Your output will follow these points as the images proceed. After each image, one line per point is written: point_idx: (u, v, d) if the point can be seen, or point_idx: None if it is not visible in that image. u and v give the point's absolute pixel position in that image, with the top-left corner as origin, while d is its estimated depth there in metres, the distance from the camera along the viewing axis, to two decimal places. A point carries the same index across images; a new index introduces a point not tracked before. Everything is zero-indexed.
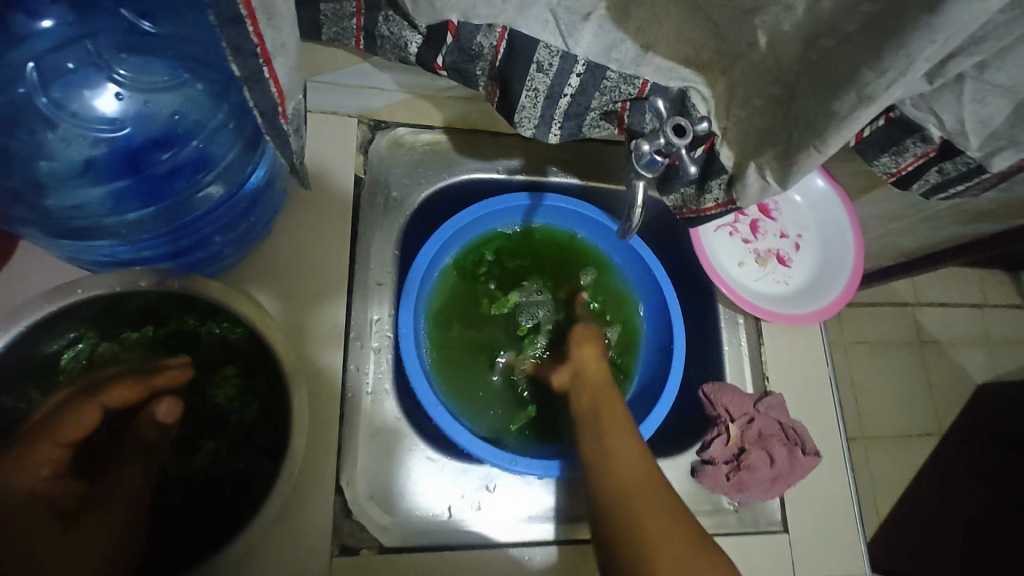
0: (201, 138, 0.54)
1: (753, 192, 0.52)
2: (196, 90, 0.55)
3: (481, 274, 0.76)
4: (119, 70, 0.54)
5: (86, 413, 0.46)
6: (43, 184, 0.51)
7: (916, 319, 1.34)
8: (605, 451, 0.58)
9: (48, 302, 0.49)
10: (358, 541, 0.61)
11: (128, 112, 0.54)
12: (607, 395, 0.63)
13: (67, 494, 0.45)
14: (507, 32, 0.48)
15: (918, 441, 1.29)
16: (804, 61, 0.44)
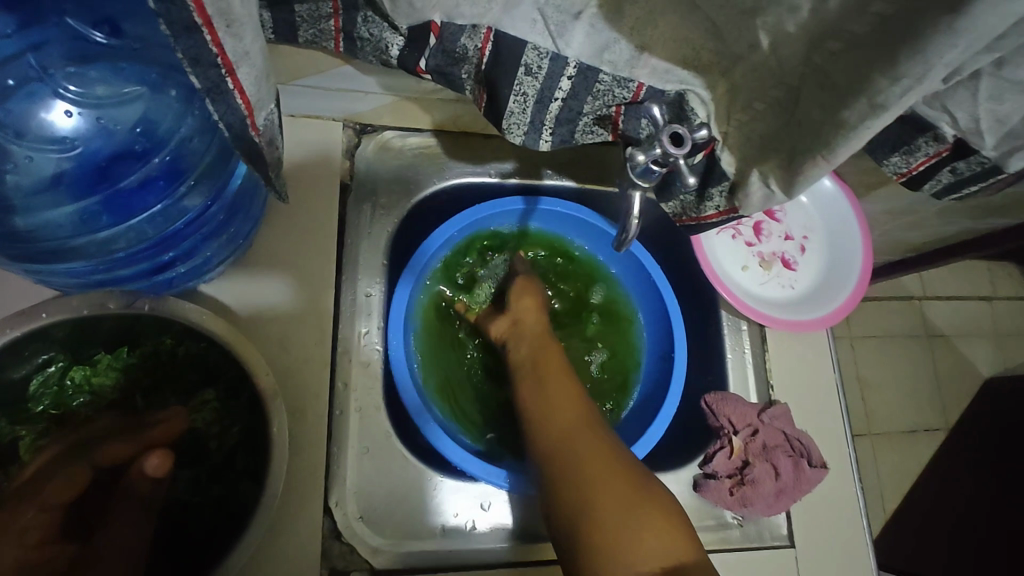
0: (168, 150, 0.52)
1: (756, 201, 0.50)
2: (155, 100, 0.52)
3: (474, 280, 0.73)
4: (68, 86, 0.51)
5: (75, 472, 0.44)
6: (11, 206, 0.49)
7: (924, 312, 1.31)
8: (543, 404, 0.58)
9: (12, 329, 0.46)
10: (347, 563, 0.59)
11: (86, 130, 0.52)
12: (543, 350, 0.63)
13: (58, 559, 0.42)
14: (493, 33, 0.45)
15: (924, 437, 1.27)
16: (809, 63, 0.40)
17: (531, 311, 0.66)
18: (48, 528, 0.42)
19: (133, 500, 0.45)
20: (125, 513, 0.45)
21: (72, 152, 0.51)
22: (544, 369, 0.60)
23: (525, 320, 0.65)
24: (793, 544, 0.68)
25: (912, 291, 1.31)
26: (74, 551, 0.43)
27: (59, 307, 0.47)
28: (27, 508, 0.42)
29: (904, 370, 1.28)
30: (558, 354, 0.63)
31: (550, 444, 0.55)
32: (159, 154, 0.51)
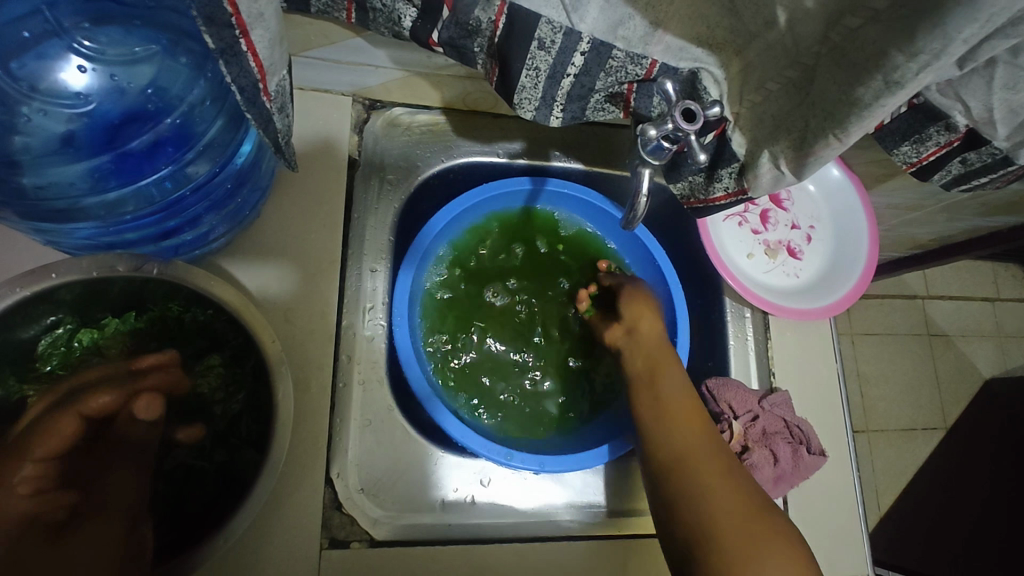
0: (183, 109, 0.52)
1: (765, 182, 0.50)
2: (169, 62, 0.52)
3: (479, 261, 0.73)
4: (83, 41, 0.51)
5: (60, 422, 0.43)
6: (18, 162, 0.49)
7: (926, 312, 1.31)
8: (668, 420, 0.60)
9: (19, 287, 0.46)
10: (348, 533, 0.59)
11: (97, 87, 0.52)
12: (667, 369, 0.63)
13: (57, 506, 0.41)
14: (507, 6, 0.45)
15: (922, 434, 1.27)
16: (827, 41, 0.40)
17: (650, 323, 0.66)
18: (45, 477, 0.41)
19: (126, 448, 0.46)
20: (121, 461, 0.45)
21: (84, 112, 0.52)
22: (662, 384, 0.62)
23: (643, 329, 0.66)
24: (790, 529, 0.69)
25: (915, 290, 1.31)
26: (73, 499, 0.42)
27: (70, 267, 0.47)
28: (17, 463, 0.41)
29: (904, 368, 1.28)
30: (674, 369, 0.63)
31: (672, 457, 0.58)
32: (168, 115, 0.52)
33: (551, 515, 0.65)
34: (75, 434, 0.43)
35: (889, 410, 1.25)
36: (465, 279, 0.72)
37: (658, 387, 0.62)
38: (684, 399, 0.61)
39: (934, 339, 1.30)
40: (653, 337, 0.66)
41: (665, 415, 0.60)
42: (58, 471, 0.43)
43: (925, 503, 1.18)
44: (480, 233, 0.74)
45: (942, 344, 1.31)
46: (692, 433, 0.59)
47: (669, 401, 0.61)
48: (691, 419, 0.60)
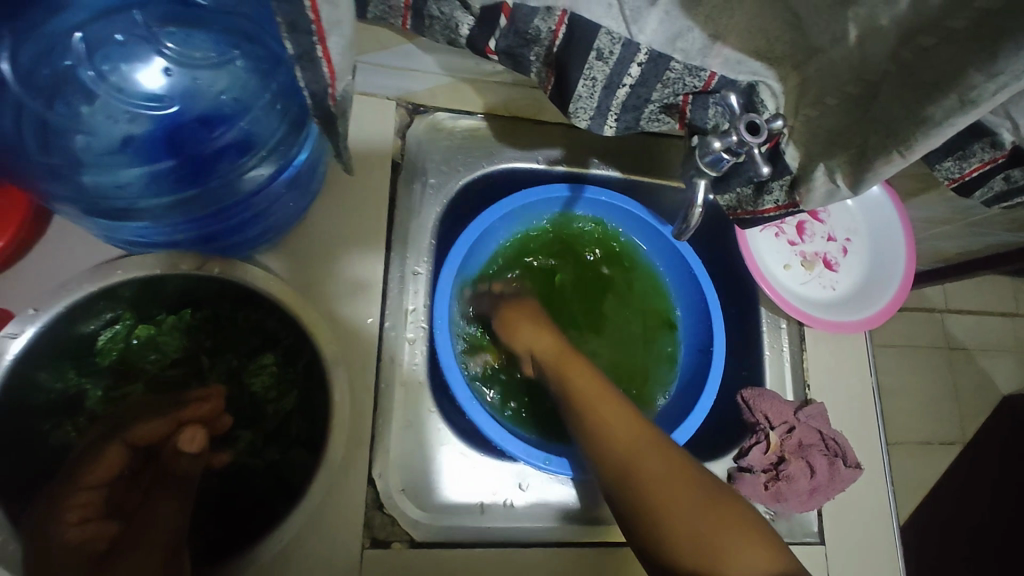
0: (253, 114, 0.53)
1: (819, 196, 0.50)
2: (242, 69, 0.53)
3: (512, 266, 0.74)
4: (167, 45, 0.53)
5: (110, 451, 0.45)
6: (85, 160, 0.50)
7: (946, 325, 1.30)
8: (598, 426, 0.56)
9: (87, 283, 0.48)
10: (389, 533, 0.59)
11: (174, 88, 0.53)
12: (576, 374, 0.60)
13: (100, 536, 0.42)
14: (568, 16, 0.45)
15: (940, 449, 1.26)
16: (896, 59, 0.41)
17: (541, 336, 0.64)
18: (94, 505, 0.43)
19: (169, 479, 0.45)
20: (163, 492, 0.44)
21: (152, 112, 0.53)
22: (578, 388, 0.59)
23: (546, 347, 0.63)
24: (824, 541, 0.69)
25: (935, 303, 1.29)
26: (117, 530, 0.43)
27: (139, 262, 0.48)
28: (71, 490, 0.43)
29: (924, 382, 1.28)
30: (580, 370, 0.60)
31: (612, 470, 0.54)
32: (237, 120, 0.53)
33: (585, 521, 0.65)
34: (122, 464, 0.45)
35: (908, 424, 1.25)
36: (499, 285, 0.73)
37: (574, 398, 0.59)
38: (604, 400, 0.58)
39: (953, 353, 1.30)
40: (549, 350, 0.63)
41: (597, 425, 0.56)
42: (109, 499, 0.44)
43: (943, 519, 1.17)
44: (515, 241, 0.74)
45: (962, 358, 1.30)
46: (624, 435, 0.55)
47: (592, 406, 0.57)
48: (618, 418, 0.56)
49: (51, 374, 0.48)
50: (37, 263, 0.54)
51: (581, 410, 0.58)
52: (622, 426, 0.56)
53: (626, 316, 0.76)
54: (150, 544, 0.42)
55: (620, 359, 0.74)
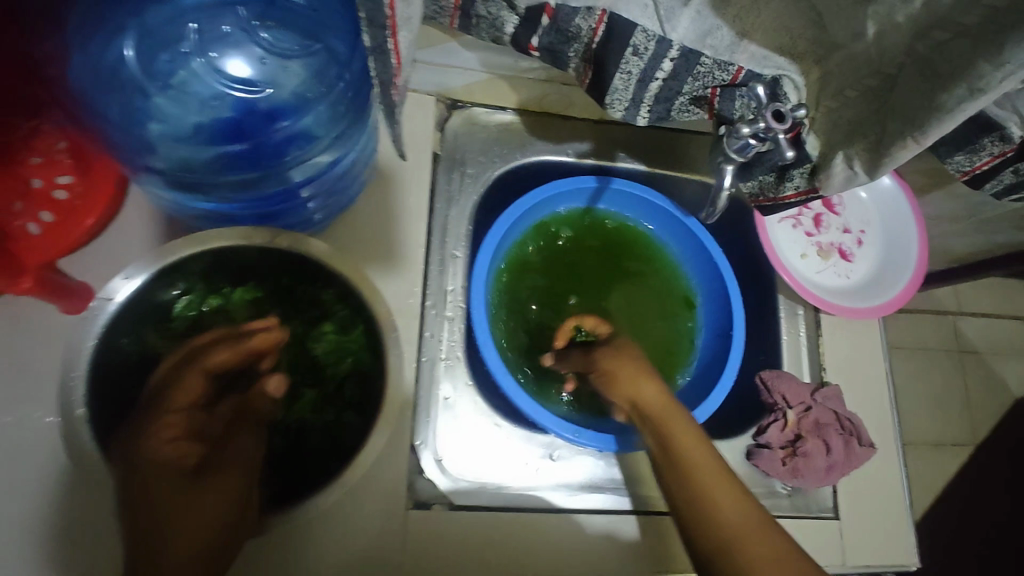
0: (325, 107, 0.57)
1: (837, 182, 0.53)
2: (319, 59, 0.57)
3: (542, 254, 0.78)
4: (263, 36, 0.58)
5: (191, 379, 0.49)
6: (172, 137, 0.55)
7: (957, 327, 1.32)
8: (702, 493, 0.56)
9: (184, 246, 0.53)
10: (430, 496, 0.64)
11: (263, 76, 0.58)
12: (684, 440, 0.58)
13: (186, 456, 0.48)
14: (608, 15, 0.49)
15: (952, 450, 1.28)
16: (912, 52, 0.45)
17: (648, 389, 0.61)
18: (182, 426, 0.48)
19: (250, 414, 0.51)
20: (244, 427, 0.51)
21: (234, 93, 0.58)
22: (681, 447, 0.58)
23: (652, 402, 0.60)
24: (839, 517, 0.72)
25: (947, 305, 1.32)
26: (202, 450, 0.49)
27: (221, 237, 0.53)
28: (161, 412, 0.48)
29: (935, 383, 1.30)
30: (684, 432, 0.59)
31: (713, 541, 0.54)
32: (306, 111, 0.57)
33: (612, 492, 0.68)
34: (202, 391, 0.50)
35: (920, 424, 1.27)
36: (531, 271, 0.78)
37: (679, 457, 0.57)
38: (705, 463, 0.57)
39: (965, 355, 1.32)
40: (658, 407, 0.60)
41: (701, 493, 0.56)
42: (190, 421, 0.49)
43: None
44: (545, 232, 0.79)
45: (973, 360, 1.32)
46: (729, 509, 0.55)
47: (696, 470, 0.57)
48: (721, 486, 0.56)
49: (131, 337, 0.53)
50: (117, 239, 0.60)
51: (681, 472, 0.57)
52: (725, 495, 0.55)
53: (648, 301, 0.80)
54: (233, 470, 0.48)
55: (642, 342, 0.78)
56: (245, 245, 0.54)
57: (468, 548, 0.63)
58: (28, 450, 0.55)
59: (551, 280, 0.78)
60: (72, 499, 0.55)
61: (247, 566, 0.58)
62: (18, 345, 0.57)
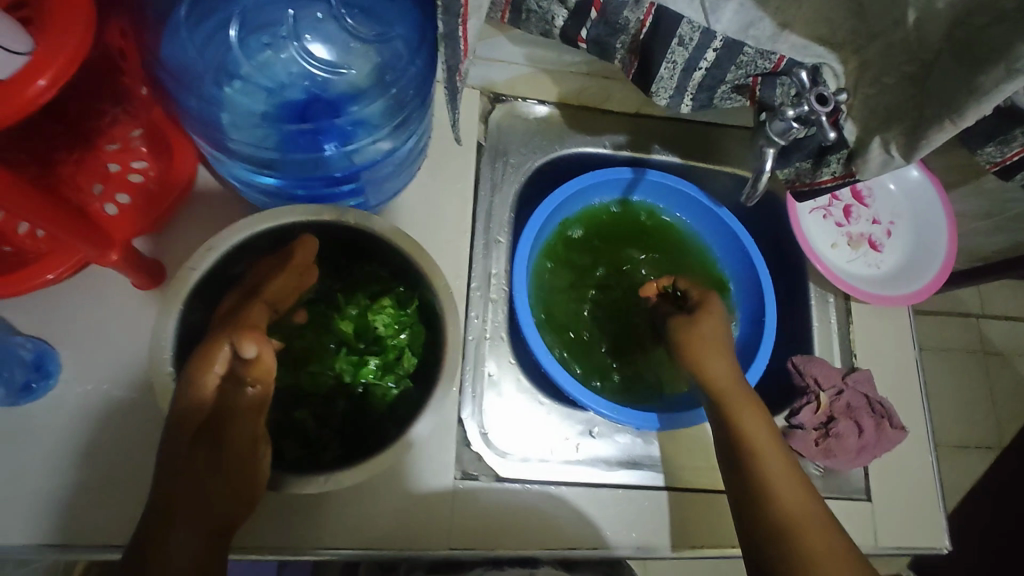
0: (383, 97, 0.60)
1: (874, 166, 0.56)
2: (396, 47, 0.59)
3: (577, 244, 0.82)
4: (348, 19, 0.60)
5: (256, 309, 0.50)
6: (249, 113, 0.59)
7: (981, 330, 1.33)
8: (765, 476, 0.59)
9: (260, 223, 0.55)
10: (476, 468, 0.67)
11: (343, 60, 0.61)
12: (757, 432, 0.61)
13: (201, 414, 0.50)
14: (656, 7, 0.53)
15: (976, 452, 1.29)
16: (950, 39, 0.47)
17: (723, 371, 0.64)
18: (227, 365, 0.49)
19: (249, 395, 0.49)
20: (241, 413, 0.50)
21: (300, 76, 0.60)
22: (748, 432, 0.61)
23: (724, 382, 0.64)
24: (870, 498, 0.74)
25: (971, 308, 1.33)
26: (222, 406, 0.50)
27: (286, 215, 0.56)
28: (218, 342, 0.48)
29: (960, 385, 1.31)
30: (756, 423, 0.62)
31: (769, 522, 0.57)
32: (364, 100, 0.60)
33: (649, 468, 0.71)
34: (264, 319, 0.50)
35: (944, 425, 1.28)
36: (566, 260, 0.81)
37: (746, 440, 0.61)
38: (772, 453, 0.60)
39: (990, 357, 1.32)
40: (730, 388, 0.64)
41: (762, 477, 0.59)
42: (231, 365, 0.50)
43: (981, 518, 1.19)
44: (579, 224, 0.82)
45: (998, 362, 1.33)
46: (792, 498, 0.58)
47: (764, 460, 0.60)
48: (789, 478, 0.59)
49: (209, 309, 0.57)
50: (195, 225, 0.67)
51: (749, 454, 0.60)
52: (788, 484, 0.58)
53: None
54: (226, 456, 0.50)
55: None
56: (305, 224, 0.57)
57: (510, 517, 0.65)
58: (111, 413, 0.60)
59: (585, 269, 0.81)
60: (149, 461, 0.59)
61: (313, 522, 0.62)
62: (101, 317, 0.62)
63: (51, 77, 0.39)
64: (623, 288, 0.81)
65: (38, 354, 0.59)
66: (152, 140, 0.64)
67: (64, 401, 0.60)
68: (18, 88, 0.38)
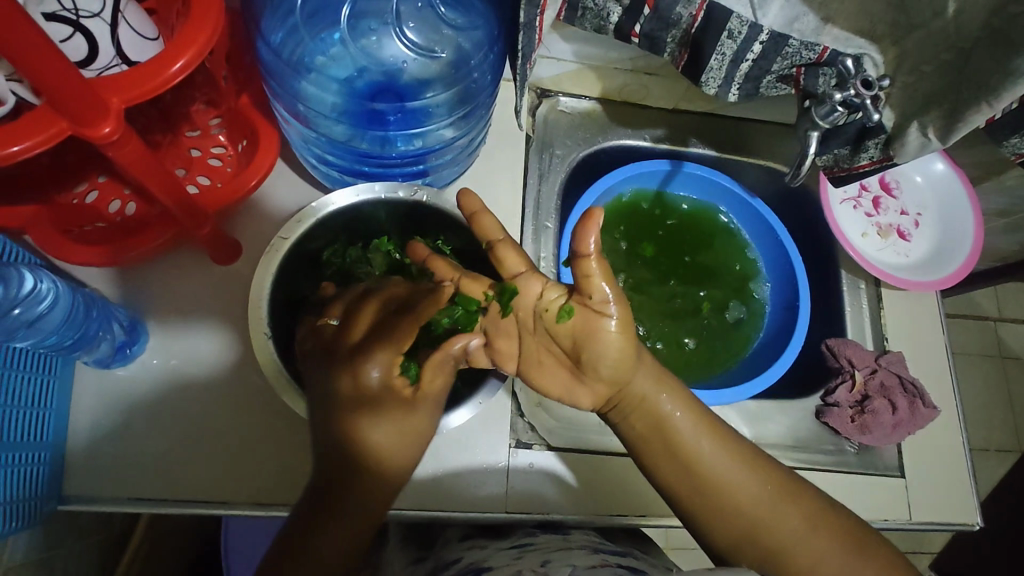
0: (454, 90, 0.64)
1: (911, 149, 0.61)
2: (478, 39, 0.64)
3: (607, 239, 0.84)
4: (440, 8, 0.64)
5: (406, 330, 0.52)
6: (330, 90, 0.63)
7: (998, 334, 1.35)
8: (686, 445, 0.58)
9: (338, 197, 0.61)
10: (530, 437, 0.71)
11: (424, 47, 0.64)
12: (660, 401, 0.59)
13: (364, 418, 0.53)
14: (707, 4, 0.57)
15: (996, 455, 1.30)
16: (988, 27, 0.51)
17: (617, 344, 0.54)
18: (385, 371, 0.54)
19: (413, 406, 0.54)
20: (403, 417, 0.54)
21: (375, 66, 0.64)
22: (664, 409, 0.59)
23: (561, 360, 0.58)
24: (904, 476, 0.77)
25: (988, 311, 1.36)
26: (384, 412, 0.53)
27: (366, 191, 0.61)
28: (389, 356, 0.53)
29: (979, 388, 1.33)
30: (565, 382, 0.58)
31: (702, 483, 0.58)
32: (434, 88, 0.64)
33: None
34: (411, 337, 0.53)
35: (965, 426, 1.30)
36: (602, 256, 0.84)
37: (665, 414, 0.59)
38: (681, 419, 0.59)
39: (1008, 360, 1.35)
40: (624, 367, 0.56)
41: (688, 450, 0.58)
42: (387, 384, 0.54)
43: (1005, 519, 1.20)
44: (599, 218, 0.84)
45: (1017, 366, 1.35)
46: (717, 461, 0.58)
47: (673, 424, 0.59)
48: (725, 457, 0.58)
49: (291, 282, 0.61)
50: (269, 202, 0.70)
51: (664, 433, 0.59)
52: (709, 448, 0.58)
53: (718, 274, 0.86)
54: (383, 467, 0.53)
55: (708, 314, 0.84)
56: (379, 205, 0.62)
57: (549, 486, 0.69)
58: (195, 380, 0.64)
59: (622, 257, 0.85)
60: (230, 425, 0.64)
61: None
62: (183, 292, 0.67)
63: (185, 62, 0.43)
64: (658, 275, 0.85)
65: (130, 321, 0.63)
66: (234, 127, 0.69)
67: (152, 367, 0.64)
68: (155, 71, 0.42)
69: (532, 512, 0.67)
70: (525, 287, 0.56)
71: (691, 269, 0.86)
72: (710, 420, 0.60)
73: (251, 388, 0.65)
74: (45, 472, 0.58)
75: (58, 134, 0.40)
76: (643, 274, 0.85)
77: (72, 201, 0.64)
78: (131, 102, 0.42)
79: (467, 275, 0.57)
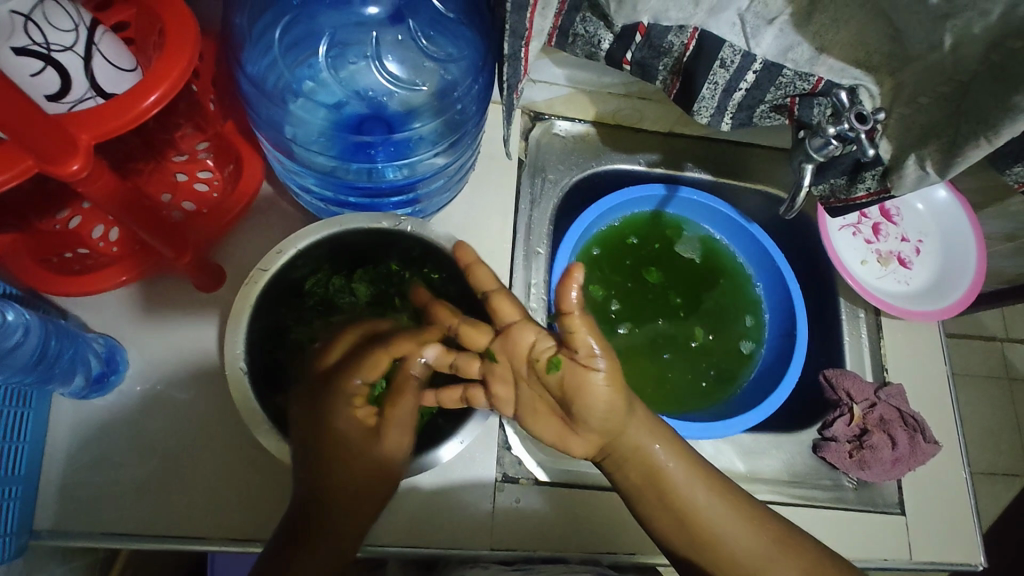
0: (441, 119, 0.64)
1: (909, 182, 0.59)
2: (462, 67, 0.63)
3: (593, 293, 0.82)
4: (423, 40, 0.63)
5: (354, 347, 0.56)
6: (314, 121, 0.62)
7: (1005, 355, 1.33)
8: (679, 496, 0.57)
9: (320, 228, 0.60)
10: (517, 471, 0.69)
11: (409, 78, 0.64)
12: (654, 450, 0.57)
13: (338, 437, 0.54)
14: (699, 33, 0.56)
15: (1003, 479, 1.27)
16: (987, 60, 0.50)
17: (604, 396, 0.52)
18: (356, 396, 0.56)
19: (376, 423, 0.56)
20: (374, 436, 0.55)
21: (361, 93, 0.63)
22: (659, 461, 0.57)
23: (552, 412, 0.57)
24: (903, 512, 0.74)
25: (994, 332, 1.33)
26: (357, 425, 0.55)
27: (353, 220, 0.60)
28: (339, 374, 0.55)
29: (986, 410, 1.30)
30: (557, 429, 0.58)
31: (694, 534, 0.57)
32: (422, 118, 0.64)
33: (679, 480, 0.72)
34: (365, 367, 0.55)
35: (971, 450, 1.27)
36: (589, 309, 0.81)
37: (661, 465, 0.57)
38: (675, 467, 0.57)
39: (1016, 382, 1.32)
40: (614, 418, 0.54)
41: (684, 502, 0.57)
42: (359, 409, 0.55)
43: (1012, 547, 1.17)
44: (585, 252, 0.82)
45: None
46: (714, 513, 0.57)
47: (666, 473, 0.57)
48: (720, 506, 0.57)
49: (274, 313, 0.60)
50: (255, 230, 0.69)
51: (657, 484, 0.57)
52: (704, 499, 0.57)
53: (714, 300, 0.85)
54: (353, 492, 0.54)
55: (702, 343, 0.83)
56: (363, 233, 0.61)
57: (542, 522, 0.67)
58: (175, 410, 0.63)
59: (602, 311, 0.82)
60: (211, 457, 0.62)
61: None
62: (166, 320, 0.66)
63: (159, 95, 0.42)
64: (650, 310, 0.83)
65: (108, 350, 0.62)
66: (223, 153, 0.69)
67: (130, 398, 0.63)
68: (128, 104, 0.41)
69: (536, 548, 0.66)
70: (517, 336, 0.54)
71: (684, 301, 0.84)
72: (705, 468, 0.59)
73: (231, 417, 0.64)
74: (17, 507, 0.57)
75: (24, 171, 0.39)
76: (637, 307, 0.83)
77: (54, 227, 0.62)
78: (103, 137, 0.41)
79: (468, 321, 0.56)
